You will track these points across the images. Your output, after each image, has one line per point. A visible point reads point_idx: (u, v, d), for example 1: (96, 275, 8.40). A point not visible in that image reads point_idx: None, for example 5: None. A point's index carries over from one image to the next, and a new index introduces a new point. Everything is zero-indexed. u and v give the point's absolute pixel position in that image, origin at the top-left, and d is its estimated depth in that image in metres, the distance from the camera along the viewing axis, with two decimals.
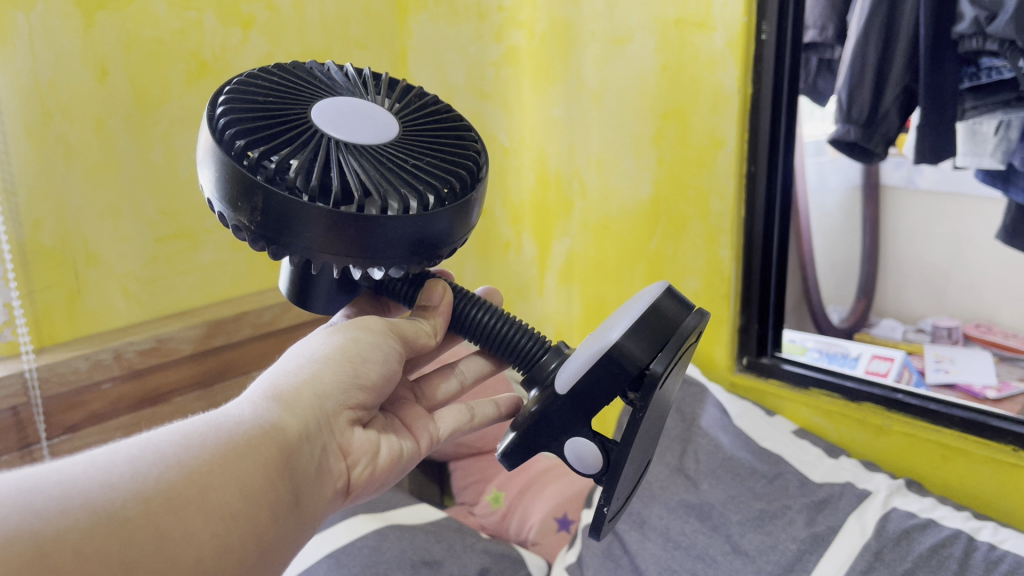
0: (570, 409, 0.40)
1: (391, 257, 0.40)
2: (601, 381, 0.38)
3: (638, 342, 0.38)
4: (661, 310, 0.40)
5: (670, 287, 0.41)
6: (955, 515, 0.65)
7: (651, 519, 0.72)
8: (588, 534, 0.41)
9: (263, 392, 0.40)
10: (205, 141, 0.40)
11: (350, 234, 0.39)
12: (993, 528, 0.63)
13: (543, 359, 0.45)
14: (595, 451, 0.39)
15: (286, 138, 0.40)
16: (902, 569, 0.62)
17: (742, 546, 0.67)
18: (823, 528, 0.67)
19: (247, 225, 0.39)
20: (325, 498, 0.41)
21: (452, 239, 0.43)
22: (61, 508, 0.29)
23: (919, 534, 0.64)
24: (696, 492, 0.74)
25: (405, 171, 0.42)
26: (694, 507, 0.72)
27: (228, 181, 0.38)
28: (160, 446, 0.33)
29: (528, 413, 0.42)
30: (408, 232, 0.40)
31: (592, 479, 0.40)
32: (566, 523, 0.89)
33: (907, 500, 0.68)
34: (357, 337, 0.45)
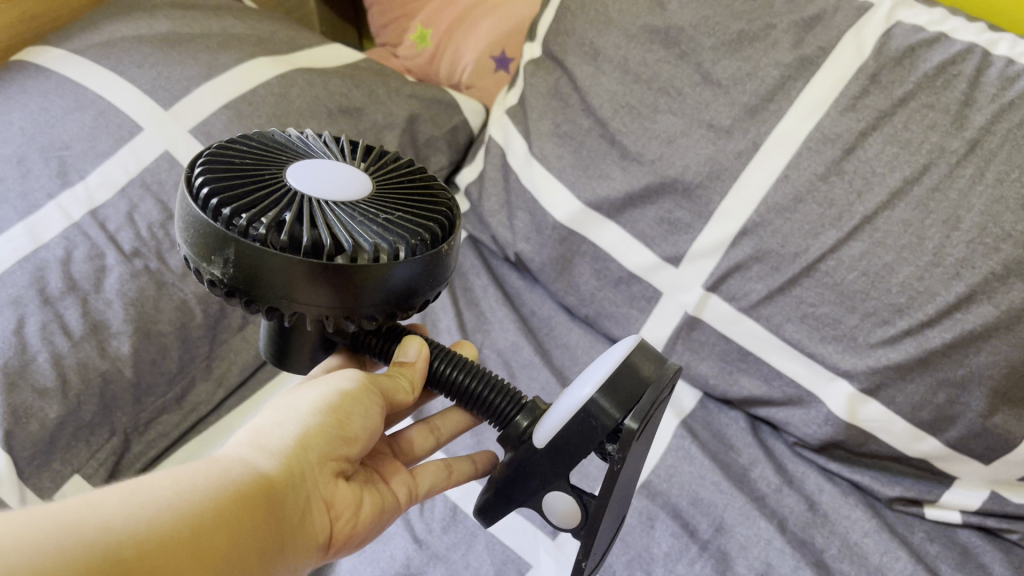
0: (547, 462, 0.38)
1: (363, 307, 0.35)
2: (579, 437, 0.36)
3: (612, 397, 0.35)
4: (636, 365, 0.36)
5: (641, 339, 0.38)
6: (968, 28, 0.55)
7: (607, 50, 0.65)
8: None
9: (247, 442, 0.39)
10: (182, 199, 0.36)
11: (324, 290, 0.34)
12: (1013, 42, 0.53)
13: (514, 417, 0.41)
14: (571, 504, 0.38)
15: (252, 192, 0.35)
16: (900, 92, 0.53)
17: (713, 76, 0.59)
18: (813, 50, 0.56)
19: (220, 281, 0.34)
20: (305, 555, 0.39)
21: (430, 293, 0.38)
22: (57, 544, 0.28)
23: (925, 52, 0.54)
24: (661, 13, 0.62)
25: (378, 221, 0.35)
26: (660, 33, 0.62)
27: (201, 236, 0.34)
28: (150, 488, 0.32)
29: (503, 469, 0.40)
30: (383, 289, 0.35)
31: (571, 532, 0.39)
32: (504, 62, 0.83)
33: (914, 13, 0.56)
34: (345, 389, 0.42)
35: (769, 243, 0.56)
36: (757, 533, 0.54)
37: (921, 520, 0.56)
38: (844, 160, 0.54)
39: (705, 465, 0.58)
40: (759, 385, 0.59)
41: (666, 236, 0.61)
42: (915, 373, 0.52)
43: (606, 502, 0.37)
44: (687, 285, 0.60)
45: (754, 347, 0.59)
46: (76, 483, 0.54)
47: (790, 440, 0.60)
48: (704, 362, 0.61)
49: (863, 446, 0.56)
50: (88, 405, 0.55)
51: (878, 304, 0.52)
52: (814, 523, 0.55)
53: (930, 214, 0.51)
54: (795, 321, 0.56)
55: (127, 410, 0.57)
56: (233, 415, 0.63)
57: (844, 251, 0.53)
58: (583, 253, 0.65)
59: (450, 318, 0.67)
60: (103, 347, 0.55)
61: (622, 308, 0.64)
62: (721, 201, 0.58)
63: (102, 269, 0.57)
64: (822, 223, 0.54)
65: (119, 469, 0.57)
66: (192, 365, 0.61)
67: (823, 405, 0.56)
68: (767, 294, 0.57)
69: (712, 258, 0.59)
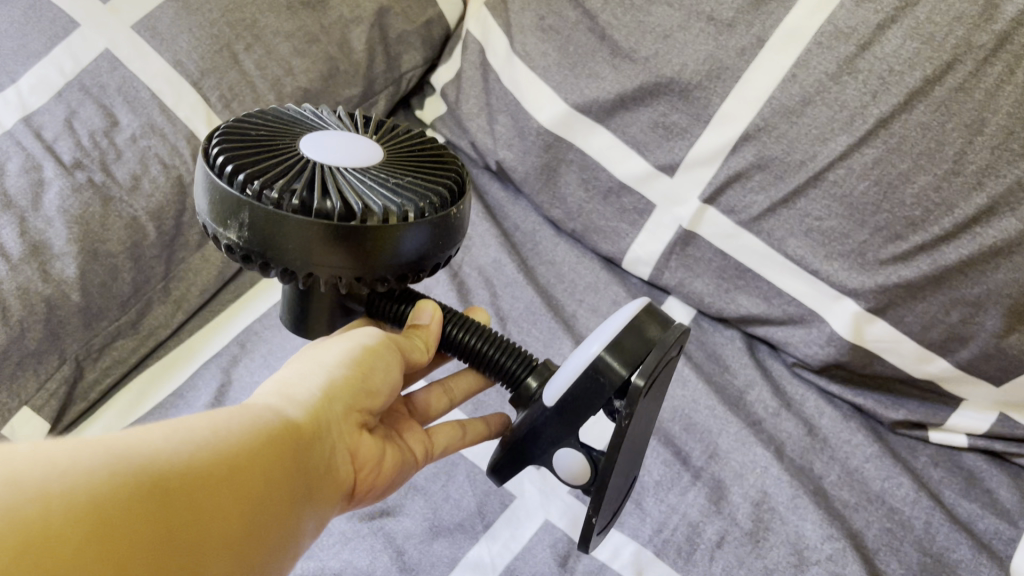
0: (555, 421, 0.36)
1: (375, 268, 0.34)
2: (587, 396, 0.34)
3: (620, 354, 0.34)
4: (641, 325, 0.35)
5: (647, 302, 0.36)
6: None
7: None
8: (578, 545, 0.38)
9: (274, 391, 0.37)
10: (199, 168, 0.35)
11: (339, 251, 0.33)
12: None
13: (524, 380, 0.40)
14: (581, 461, 0.36)
15: (268, 160, 0.34)
16: None
17: None
18: None
19: (237, 245, 0.34)
20: (328, 501, 0.38)
21: (443, 256, 0.36)
22: (107, 469, 0.26)
23: None
24: None
25: (388, 184, 0.34)
26: None
27: (216, 202, 0.33)
28: (189, 425, 0.31)
29: (514, 429, 0.38)
30: (394, 255, 0.34)
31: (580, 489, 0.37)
32: None
33: None
34: (368, 343, 0.40)
35: (772, 149, 0.51)
36: (752, 461, 0.51)
37: (925, 444, 0.53)
38: (860, 56, 0.47)
39: (698, 389, 0.55)
40: (756, 303, 0.55)
41: (660, 142, 0.56)
42: (927, 291, 0.48)
43: (615, 459, 0.34)
44: (684, 197, 0.56)
45: (754, 263, 0.55)
46: (24, 416, 0.50)
47: (790, 360, 0.57)
48: (700, 279, 0.57)
49: (867, 368, 0.53)
50: (32, 333, 0.50)
51: (891, 217, 0.48)
52: (813, 449, 0.52)
53: (953, 116, 0.45)
54: (798, 236, 0.52)
55: (77, 336, 0.53)
56: (194, 339, 0.59)
57: (856, 158, 0.48)
58: (570, 161, 0.61)
59: None
60: (45, 268, 0.50)
61: (612, 221, 0.60)
62: (722, 103, 0.53)
63: (39, 183, 0.52)
64: (832, 128, 0.49)
65: (72, 399, 0.53)
66: (148, 286, 0.56)
67: (826, 325, 0.52)
68: (769, 206, 0.52)
69: (710, 167, 0.54)
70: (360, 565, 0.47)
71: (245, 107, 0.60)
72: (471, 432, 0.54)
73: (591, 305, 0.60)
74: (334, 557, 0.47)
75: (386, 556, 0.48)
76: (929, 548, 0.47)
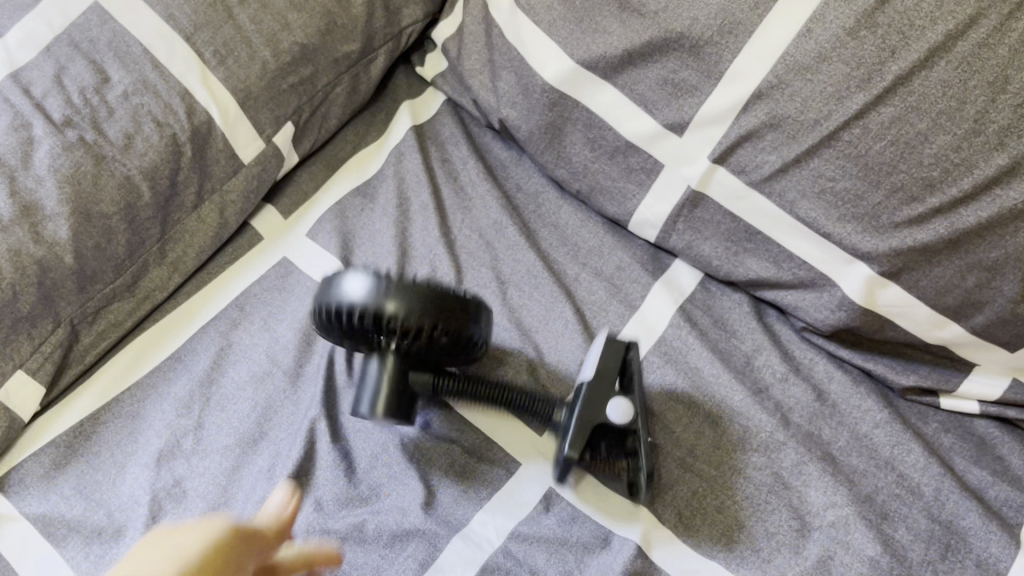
0: (587, 410, 0.48)
1: (438, 333, 0.46)
2: (598, 394, 0.48)
3: (604, 363, 0.50)
4: (618, 343, 0.51)
5: (607, 333, 0.52)
6: None
7: None
8: (637, 503, 0.48)
9: None
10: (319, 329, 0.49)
11: (410, 333, 0.46)
12: None
13: (558, 412, 0.50)
14: (627, 407, 0.47)
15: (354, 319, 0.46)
16: None
17: None
18: None
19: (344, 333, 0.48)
20: None
21: (483, 338, 0.49)
22: None
23: None
24: None
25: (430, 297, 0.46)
26: None
27: (326, 321, 0.48)
28: None
29: (560, 453, 0.48)
30: (462, 339, 0.48)
31: (633, 448, 0.48)
32: None
33: None
34: None
35: (786, 108, 0.49)
36: (759, 427, 0.51)
37: (935, 410, 0.52)
38: (879, 9, 0.46)
39: (705, 354, 0.54)
40: (766, 267, 0.54)
41: (669, 100, 0.54)
42: (943, 256, 0.47)
43: (643, 422, 0.48)
44: (693, 157, 0.54)
45: (764, 225, 0.53)
46: (19, 380, 0.50)
47: (800, 325, 0.55)
48: (708, 242, 0.56)
49: (879, 332, 0.51)
50: (25, 297, 0.49)
51: (906, 178, 0.47)
52: (823, 415, 0.51)
53: (976, 73, 0.44)
54: (811, 198, 0.50)
55: (71, 299, 0.52)
56: (193, 300, 0.57)
57: (872, 117, 0.47)
58: (576, 120, 0.59)
59: (427, 194, 0.61)
60: (37, 231, 0.49)
61: (618, 182, 0.58)
62: (733, 59, 0.51)
63: (29, 142, 0.51)
64: (848, 85, 0.47)
65: (67, 363, 0.53)
66: (143, 249, 0.55)
67: (837, 289, 0.51)
68: (782, 166, 0.50)
69: (721, 125, 0.52)
70: (363, 530, 0.47)
71: (240, 64, 0.57)
72: None
73: (595, 269, 0.59)
74: (341, 521, 0.47)
75: (390, 520, 0.47)
76: (937, 515, 0.47)
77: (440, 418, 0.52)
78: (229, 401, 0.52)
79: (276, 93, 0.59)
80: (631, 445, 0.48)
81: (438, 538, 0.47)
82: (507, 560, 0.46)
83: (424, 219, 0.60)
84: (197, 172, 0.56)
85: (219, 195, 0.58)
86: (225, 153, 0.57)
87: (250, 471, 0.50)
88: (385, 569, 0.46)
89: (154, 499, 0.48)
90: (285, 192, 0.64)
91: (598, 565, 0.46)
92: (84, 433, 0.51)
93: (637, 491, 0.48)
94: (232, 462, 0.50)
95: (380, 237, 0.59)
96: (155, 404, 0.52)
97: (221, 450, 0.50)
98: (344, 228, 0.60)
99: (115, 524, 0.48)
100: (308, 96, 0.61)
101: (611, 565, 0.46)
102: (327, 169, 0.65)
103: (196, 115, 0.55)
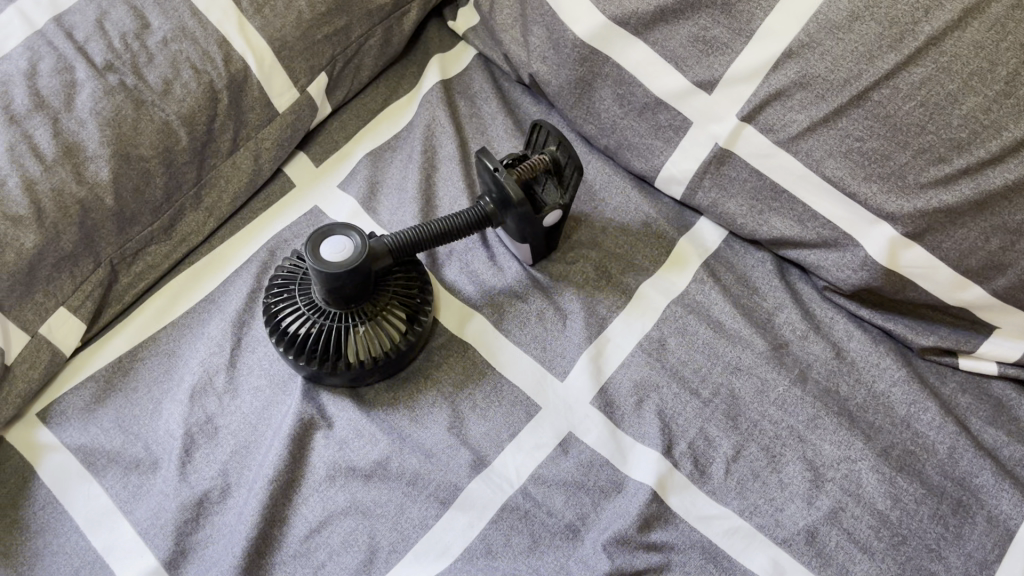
0: (483, 175, 0.54)
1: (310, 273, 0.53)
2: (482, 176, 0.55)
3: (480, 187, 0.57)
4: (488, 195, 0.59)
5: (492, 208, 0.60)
6: None
7: None
8: (520, 195, 0.51)
9: None
10: (347, 366, 0.50)
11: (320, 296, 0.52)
12: None
13: (486, 202, 0.54)
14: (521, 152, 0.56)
15: (317, 342, 0.51)
16: None
17: None
18: None
19: (356, 325, 0.51)
20: None
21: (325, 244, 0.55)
22: None
23: None
24: None
25: (282, 295, 0.53)
26: None
27: (340, 351, 0.50)
28: None
29: (501, 201, 0.53)
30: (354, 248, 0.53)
31: (495, 180, 0.52)
32: None
33: None
34: None
35: (816, 67, 0.49)
36: (776, 382, 0.52)
37: (953, 371, 0.53)
38: None
39: (726, 310, 0.54)
40: (790, 226, 0.54)
41: (699, 58, 0.54)
42: (968, 218, 0.47)
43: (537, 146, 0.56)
44: (721, 115, 0.55)
45: (790, 183, 0.53)
46: (62, 316, 0.52)
47: (821, 285, 0.55)
48: (733, 201, 0.56)
49: (900, 293, 0.52)
50: (67, 235, 0.51)
51: (934, 140, 0.47)
52: (841, 372, 0.52)
53: (1009, 36, 0.44)
54: (837, 157, 0.50)
55: (112, 240, 0.53)
56: (227, 245, 0.59)
57: (902, 77, 0.47)
58: (606, 77, 0.59)
59: (455, 147, 0.62)
60: (80, 171, 0.51)
61: (646, 138, 0.59)
62: (766, 17, 0.51)
63: (72, 84, 0.52)
64: (879, 45, 0.47)
65: (106, 302, 0.54)
66: (179, 193, 0.56)
67: (860, 249, 0.51)
68: (809, 125, 0.51)
69: (751, 84, 0.53)
70: (387, 467, 0.49)
71: (276, 13, 0.57)
72: (500, 343, 0.54)
73: (622, 223, 0.60)
74: (364, 458, 0.49)
75: (412, 461, 0.49)
76: (950, 472, 0.48)
77: (464, 363, 0.53)
78: (259, 342, 0.54)
79: (311, 43, 0.59)
80: (493, 181, 0.53)
81: (459, 477, 0.48)
82: (526, 501, 0.48)
83: (452, 171, 0.61)
84: (233, 119, 0.57)
85: (254, 142, 0.59)
86: (260, 102, 0.58)
87: (279, 411, 0.51)
88: (408, 506, 0.48)
89: (188, 433, 0.50)
90: (317, 140, 0.64)
91: (614, 508, 0.48)
92: (123, 369, 0.53)
93: (513, 190, 0.51)
94: (264, 401, 0.52)
95: (408, 186, 0.60)
96: (190, 343, 0.54)
97: (252, 390, 0.52)
98: (374, 179, 0.61)
99: (152, 456, 0.50)
100: (342, 46, 0.62)
101: (627, 509, 0.47)
102: (357, 119, 0.66)
103: (233, 62, 0.56)
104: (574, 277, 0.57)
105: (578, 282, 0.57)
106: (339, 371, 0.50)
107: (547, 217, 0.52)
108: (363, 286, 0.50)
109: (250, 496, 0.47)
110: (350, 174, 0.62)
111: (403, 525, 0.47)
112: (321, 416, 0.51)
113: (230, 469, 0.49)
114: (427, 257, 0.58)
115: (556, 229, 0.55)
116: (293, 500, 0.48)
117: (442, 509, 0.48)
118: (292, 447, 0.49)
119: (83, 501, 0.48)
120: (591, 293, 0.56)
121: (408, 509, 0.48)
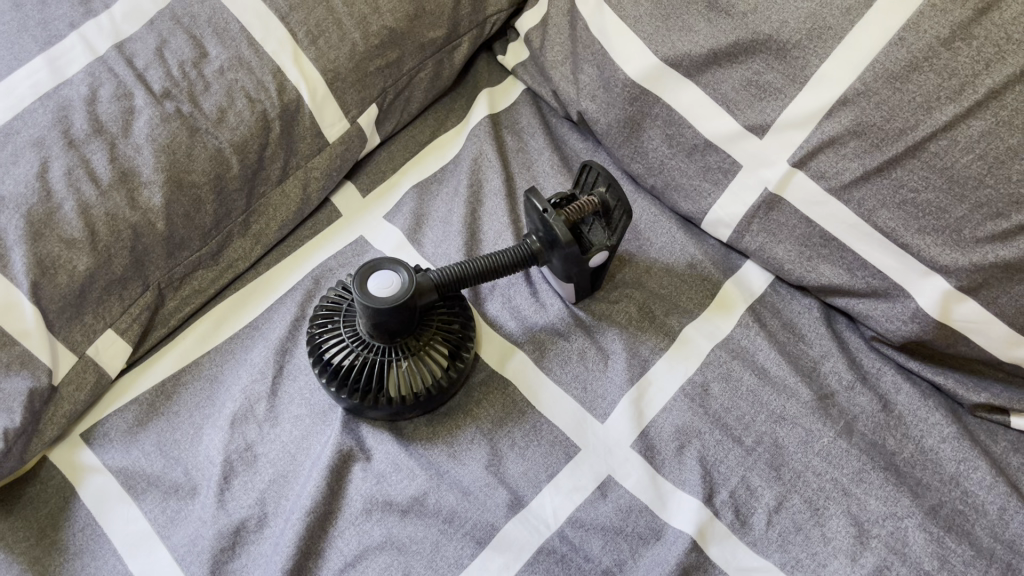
0: (531, 213, 0.54)
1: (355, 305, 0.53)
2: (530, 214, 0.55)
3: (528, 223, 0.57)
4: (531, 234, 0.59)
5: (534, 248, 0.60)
6: None
7: None
8: (568, 236, 0.51)
9: None
10: (389, 399, 0.51)
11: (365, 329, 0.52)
12: None
13: (533, 240, 0.54)
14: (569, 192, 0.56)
15: (359, 375, 0.51)
16: None
17: None
18: None
19: (399, 358, 0.51)
20: None
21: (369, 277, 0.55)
22: None
23: None
24: None
25: (326, 327, 0.53)
26: None
27: (382, 382, 0.50)
28: None
29: (549, 240, 0.53)
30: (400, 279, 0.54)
31: (544, 220, 0.52)
32: None
33: None
34: None
35: (871, 116, 0.49)
36: (821, 433, 0.51)
37: (1005, 429, 0.51)
38: (976, 21, 0.45)
39: (771, 357, 0.54)
40: (839, 274, 0.54)
41: (752, 101, 0.54)
42: None
43: (586, 187, 0.56)
44: (772, 160, 0.54)
45: (840, 232, 0.53)
46: (109, 338, 0.52)
47: (869, 334, 0.55)
48: (781, 246, 0.56)
49: (951, 346, 0.51)
50: (119, 258, 0.51)
51: (992, 194, 0.46)
52: (888, 425, 0.51)
53: None
54: (891, 208, 0.50)
55: (161, 264, 0.54)
56: (273, 272, 0.59)
57: (961, 129, 0.46)
58: (655, 117, 0.59)
59: (501, 181, 0.62)
60: (134, 197, 0.52)
61: (694, 179, 0.58)
62: (820, 64, 0.50)
63: (130, 110, 0.53)
64: (939, 96, 0.46)
65: (152, 325, 0.55)
66: (228, 220, 0.57)
67: (911, 300, 0.50)
68: (863, 174, 0.50)
69: (803, 130, 0.52)
70: (424, 503, 0.49)
71: (331, 45, 0.58)
72: (540, 382, 0.54)
73: (666, 264, 0.59)
74: (401, 492, 0.49)
75: (449, 498, 0.49)
76: (1000, 534, 0.47)
77: (504, 400, 0.53)
78: (301, 370, 0.54)
79: (364, 75, 0.60)
80: (541, 220, 0.53)
81: (496, 517, 0.48)
82: (563, 544, 0.47)
83: (497, 206, 0.61)
84: (284, 148, 0.58)
85: (303, 171, 0.60)
86: (312, 131, 0.59)
87: (318, 441, 0.51)
88: (444, 544, 0.48)
89: (227, 460, 0.50)
90: (365, 170, 0.65)
91: (651, 556, 0.47)
92: (166, 392, 0.54)
93: (560, 232, 0.51)
94: (303, 431, 0.52)
95: (453, 220, 0.60)
96: (232, 369, 0.55)
97: (291, 419, 0.52)
98: (420, 210, 0.62)
99: (191, 482, 0.50)
100: (393, 79, 0.62)
101: (665, 557, 0.46)
102: (405, 150, 0.66)
103: (286, 92, 0.57)
104: (617, 317, 0.57)
105: (620, 322, 0.56)
106: (381, 406, 0.50)
107: (595, 258, 0.53)
108: (408, 321, 0.50)
109: (287, 527, 0.47)
110: (396, 205, 0.63)
111: (438, 563, 0.47)
112: (360, 448, 0.51)
113: (267, 498, 0.49)
114: (470, 290, 0.58)
115: (602, 269, 0.55)
116: (329, 533, 0.48)
117: (477, 549, 0.47)
118: (329, 479, 0.49)
119: (122, 525, 0.49)
120: (634, 335, 0.55)
121: (444, 547, 0.47)
